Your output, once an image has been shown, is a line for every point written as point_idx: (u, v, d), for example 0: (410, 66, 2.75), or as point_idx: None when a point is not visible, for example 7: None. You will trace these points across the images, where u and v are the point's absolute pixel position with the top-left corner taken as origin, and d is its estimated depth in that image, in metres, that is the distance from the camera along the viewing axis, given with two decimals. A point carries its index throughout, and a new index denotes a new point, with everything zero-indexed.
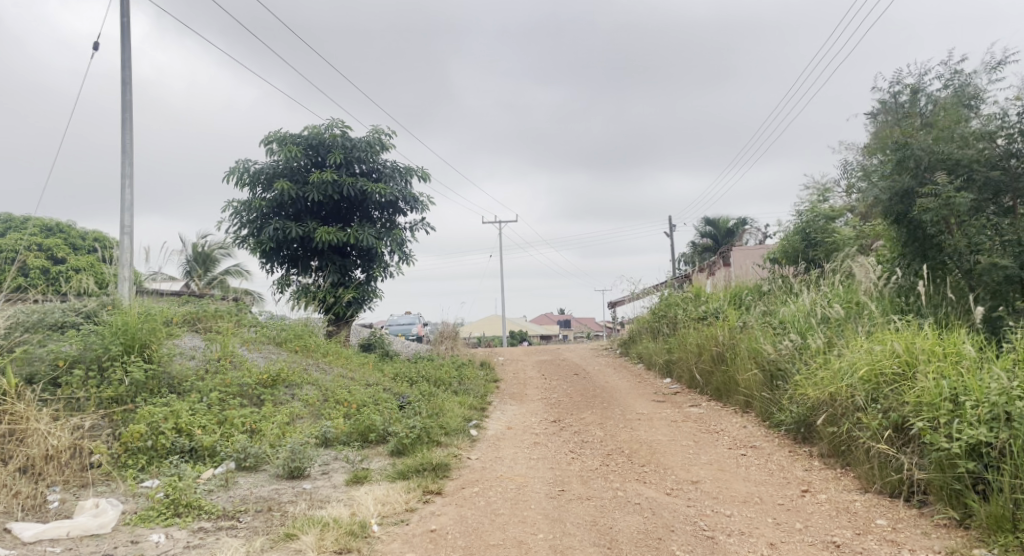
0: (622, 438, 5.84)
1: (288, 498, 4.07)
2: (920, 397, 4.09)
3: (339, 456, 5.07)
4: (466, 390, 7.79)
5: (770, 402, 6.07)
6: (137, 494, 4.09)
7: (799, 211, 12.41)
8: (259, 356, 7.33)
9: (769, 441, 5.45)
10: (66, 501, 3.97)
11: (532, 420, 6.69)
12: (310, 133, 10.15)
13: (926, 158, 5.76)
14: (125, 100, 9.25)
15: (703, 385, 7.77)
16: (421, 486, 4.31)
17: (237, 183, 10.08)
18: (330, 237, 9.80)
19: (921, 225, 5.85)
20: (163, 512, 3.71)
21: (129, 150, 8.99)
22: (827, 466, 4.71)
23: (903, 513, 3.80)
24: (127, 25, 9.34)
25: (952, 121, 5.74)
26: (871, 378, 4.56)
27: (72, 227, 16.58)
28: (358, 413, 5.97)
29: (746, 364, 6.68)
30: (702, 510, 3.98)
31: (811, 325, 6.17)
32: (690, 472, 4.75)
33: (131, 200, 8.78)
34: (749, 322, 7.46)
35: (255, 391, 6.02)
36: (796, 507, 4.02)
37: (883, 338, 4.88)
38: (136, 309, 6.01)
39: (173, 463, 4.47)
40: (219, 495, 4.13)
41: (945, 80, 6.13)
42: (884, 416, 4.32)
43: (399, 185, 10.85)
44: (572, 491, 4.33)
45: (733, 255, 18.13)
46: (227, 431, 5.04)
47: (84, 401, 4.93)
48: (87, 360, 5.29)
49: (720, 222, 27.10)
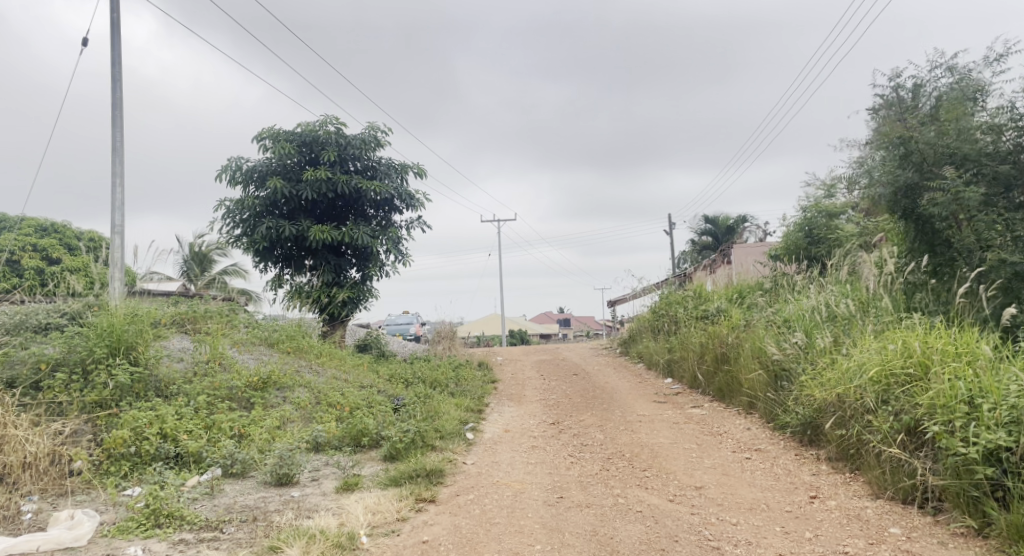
0: (623, 441, 5.68)
1: (275, 507, 3.90)
2: (935, 399, 3.92)
3: (330, 462, 4.91)
4: (462, 392, 7.63)
5: (775, 402, 5.91)
6: (118, 503, 3.92)
7: (801, 207, 12.28)
8: (250, 358, 7.16)
9: (774, 444, 5.29)
10: (41, 511, 3.78)
11: (531, 423, 6.53)
12: (304, 130, 10.01)
13: (933, 151, 5.60)
14: (115, 97, 9.08)
15: (705, 385, 7.62)
16: (413, 493, 4.14)
17: (229, 180, 9.90)
18: (324, 235, 9.63)
19: (928, 221, 5.69)
20: (142, 523, 3.54)
21: (120, 148, 8.82)
22: (836, 470, 4.55)
23: (917, 521, 3.64)
24: (116, 22, 9.17)
25: (959, 114, 5.59)
26: (882, 379, 4.39)
27: (67, 227, 16.39)
28: (350, 416, 5.81)
29: (749, 364, 6.51)
30: (707, 518, 3.82)
31: (816, 324, 6.00)
32: (693, 478, 4.59)
33: (121, 198, 8.60)
34: (753, 321, 7.28)
35: (244, 394, 5.85)
36: (806, 514, 3.86)
37: (893, 337, 4.72)
38: (122, 310, 5.84)
39: (157, 471, 4.30)
40: (203, 504, 3.96)
41: (949, 74, 5.99)
42: (895, 418, 4.15)
43: (394, 183, 10.69)
44: (571, 499, 4.17)
45: (734, 252, 17.98)
46: (214, 437, 4.87)
47: (67, 406, 4.76)
48: (71, 363, 5.12)
49: (720, 221, 26.82)
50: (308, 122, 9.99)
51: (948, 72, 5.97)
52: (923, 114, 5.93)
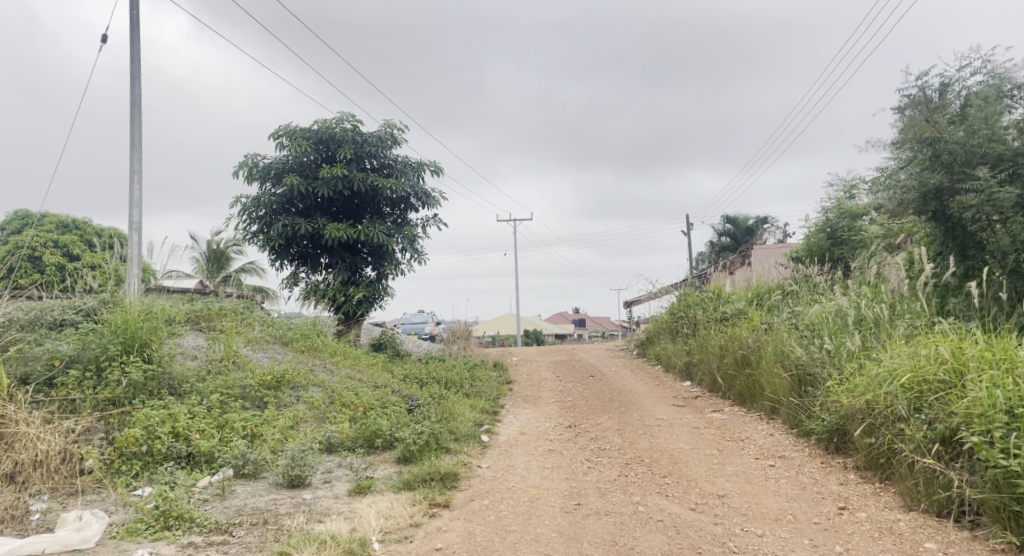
0: (641, 446, 5.52)
1: (286, 510, 3.82)
2: (971, 408, 3.73)
3: (343, 463, 4.83)
4: (477, 392, 7.53)
5: (799, 408, 5.72)
6: (128, 504, 3.86)
7: (823, 208, 12.00)
8: (265, 356, 7.12)
9: (799, 451, 5.11)
10: (50, 511, 3.74)
11: (547, 426, 6.40)
12: (320, 127, 9.97)
13: (967, 152, 5.38)
14: (134, 94, 9.11)
15: (725, 389, 7.44)
16: (427, 498, 4.03)
17: (246, 177, 9.90)
18: (341, 233, 9.57)
19: (960, 222, 5.46)
20: (152, 525, 3.49)
21: (138, 145, 8.84)
22: (864, 480, 4.36)
23: (953, 536, 3.46)
24: (135, 18, 9.20)
25: (992, 112, 5.39)
26: (913, 386, 4.21)
27: (88, 223, 16.58)
28: (364, 416, 5.74)
29: (772, 367, 6.31)
30: (731, 529, 3.67)
31: (843, 327, 5.79)
32: (715, 485, 4.43)
33: (139, 195, 8.62)
34: (776, 324, 7.09)
35: (257, 393, 5.79)
36: (835, 526, 3.69)
37: (926, 343, 4.53)
38: (137, 307, 5.81)
39: (168, 470, 4.25)
40: (214, 505, 3.90)
41: (981, 72, 5.79)
42: (929, 427, 3.96)
43: (410, 180, 10.62)
44: (589, 506, 4.03)
45: (754, 253, 17.71)
46: (226, 436, 4.80)
47: (80, 403, 4.73)
48: (84, 360, 5.10)
49: (741, 221, 26.65)
50: (324, 119, 9.98)
51: (979, 70, 5.75)
52: (951, 113, 5.70)
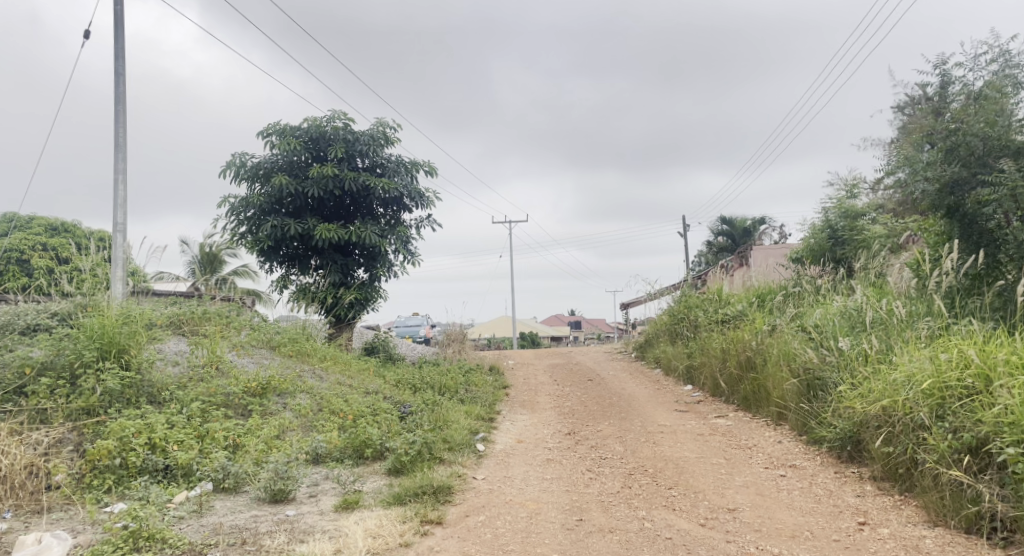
0: (644, 455, 5.26)
1: (267, 529, 3.56)
2: (1002, 416, 3.48)
3: (330, 476, 4.55)
4: (472, 398, 7.25)
5: (808, 414, 5.46)
6: (96, 522, 3.60)
7: (823, 207, 11.79)
8: (250, 362, 6.82)
9: (810, 460, 4.86)
10: (11, 532, 3.48)
11: (545, 434, 6.14)
12: (309, 125, 9.70)
13: (986, 144, 5.13)
14: (117, 91, 8.84)
15: (729, 393, 7.19)
16: (418, 514, 3.77)
17: (234, 177, 9.63)
18: (331, 234, 9.31)
19: (978, 218, 5.22)
20: (118, 547, 3.17)
21: (123, 145, 8.56)
22: (882, 492, 4.11)
23: None
24: (119, 13, 8.94)
25: (1008, 104, 5.19)
26: (936, 392, 3.97)
27: (77, 226, 16.37)
28: (353, 424, 5.47)
29: (778, 371, 6.05)
30: (745, 547, 3.42)
31: (853, 328, 5.53)
32: (726, 498, 4.17)
33: (123, 196, 8.33)
34: (780, 325, 6.83)
35: (241, 401, 5.51)
36: (857, 544, 3.44)
37: (947, 346, 4.28)
38: (115, 309, 5.54)
39: (142, 485, 3.98)
40: (190, 523, 3.64)
41: (998, 64, 5.59)
42: (954, 437, 3.71)
43: (404, 180, 10.35)
44: (592, 522, 3.78)
45: (753, 253, 17.58)
46: (206, 447, 4.53)
47: (51, 413, 4.45)
48: (58, 367, 4.83)
49: (737, 222, 26.43)
50: (314, 117, 9.71)
51: (994, 62, 5.58)
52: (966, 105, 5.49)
